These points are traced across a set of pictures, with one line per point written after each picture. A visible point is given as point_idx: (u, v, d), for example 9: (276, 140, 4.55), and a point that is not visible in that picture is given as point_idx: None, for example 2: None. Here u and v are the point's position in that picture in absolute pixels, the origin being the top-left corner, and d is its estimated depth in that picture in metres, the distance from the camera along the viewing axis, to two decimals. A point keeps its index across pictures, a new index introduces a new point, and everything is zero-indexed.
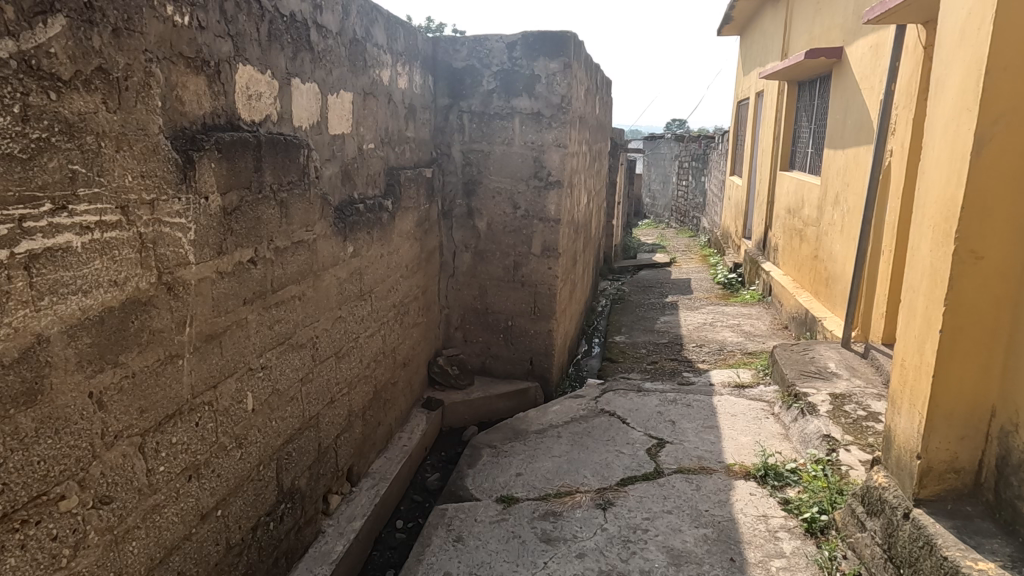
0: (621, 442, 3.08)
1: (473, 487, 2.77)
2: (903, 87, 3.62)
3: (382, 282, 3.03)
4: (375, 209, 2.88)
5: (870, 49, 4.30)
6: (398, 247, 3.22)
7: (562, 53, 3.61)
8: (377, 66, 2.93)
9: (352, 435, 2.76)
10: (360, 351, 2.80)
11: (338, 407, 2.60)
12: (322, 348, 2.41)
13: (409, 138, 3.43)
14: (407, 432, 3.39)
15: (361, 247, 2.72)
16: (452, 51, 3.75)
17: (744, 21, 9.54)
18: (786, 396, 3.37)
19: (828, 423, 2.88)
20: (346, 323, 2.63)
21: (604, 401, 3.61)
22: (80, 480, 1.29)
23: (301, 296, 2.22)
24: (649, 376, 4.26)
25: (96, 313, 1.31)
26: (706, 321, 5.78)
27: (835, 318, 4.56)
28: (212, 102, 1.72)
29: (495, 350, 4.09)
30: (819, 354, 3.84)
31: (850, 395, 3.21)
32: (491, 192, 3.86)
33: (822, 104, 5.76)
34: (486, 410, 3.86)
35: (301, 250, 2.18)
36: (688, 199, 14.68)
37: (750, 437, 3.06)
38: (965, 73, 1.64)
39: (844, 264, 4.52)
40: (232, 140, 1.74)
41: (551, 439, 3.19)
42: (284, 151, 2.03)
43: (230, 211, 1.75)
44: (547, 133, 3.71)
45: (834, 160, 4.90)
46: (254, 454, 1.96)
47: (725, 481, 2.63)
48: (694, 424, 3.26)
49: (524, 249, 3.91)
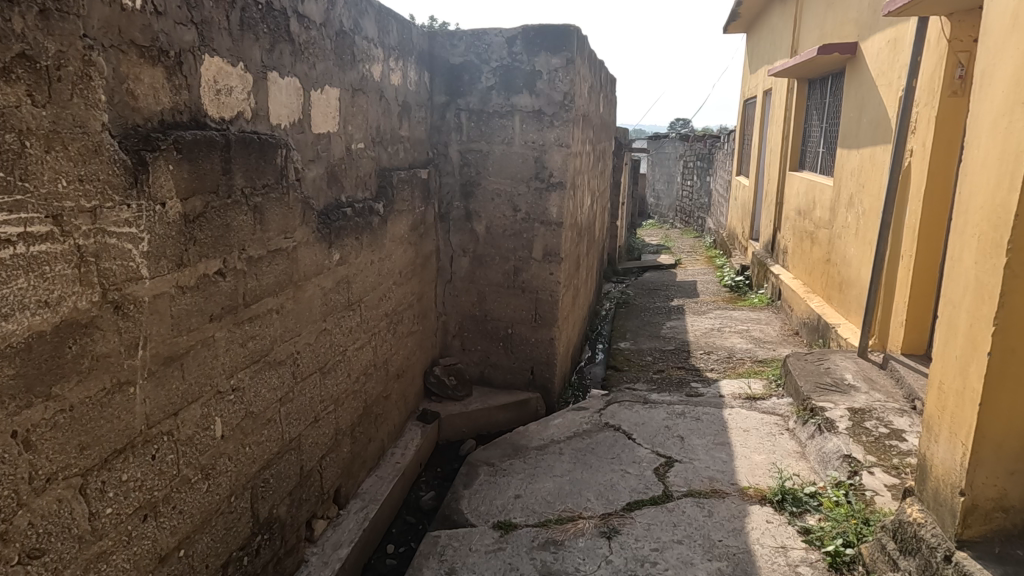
0: (627, 461, 2.89)
1: (469, 511, 2.59)
2: (925, 84, 3.44)
3: (373, 291, 2.85)
4: (365, 213, 2.70)
5: (887, 44, 4.11)
6: (390, 252, 3.04)
7: (565, 47, 3.43)
8: (368, 61, 2.75)
9: (339, 455, 2.59)
10: (349, 365, 2.62)
11: (324, 427, 2.42)
12: (305, 365, 2.24)
13: (404, 137, 3.25)
14: (400, 448, 3.21)
15: (349, 254, 2.54)
16: (450, 46, 3.57)
17: (751, 18, 9.33)
18: (801, 411, 3.18)
19: (849, 442, 2.70)
20: (333, 335, 2.45)
21: (609, 414, 3.43)
22: (2, 534, 1.11)
23: (280, 309, 2.04)
24: (656, 386, 4.07)
25: (21, 339, 1.13)
26: (714, 327, 5.59)
27: (849, 325, 4.37)
28: (171, 97, 1.54)
29: (494, 359, 3.91)
30: (835, 365, 3.65)
31: (870, 410, 3.02)
32: (489, 194, 3.68)
33: (834, 102, 5.56)
34: (484, 423, 3.68)
35: (279, 258, 2.00)
36: (693, 199, 14.47)
37: (765, 456, 2.88)
38: (1017, 62, 1.45)
39: (859, 268, 4.33)
40: (195, 139, 1.56)
41: (553, 457, 3.00)
42: (258, 151, 1.85)
43: (193, 218, 1.57)
44: (549, 131, 3.52)
45: (847, 160, 4.70)
46: (225, 485, 1.79)
47: (739, 506, 2.44)
48: (704, 441, 3.07)
49: (525, 253, 3.72)
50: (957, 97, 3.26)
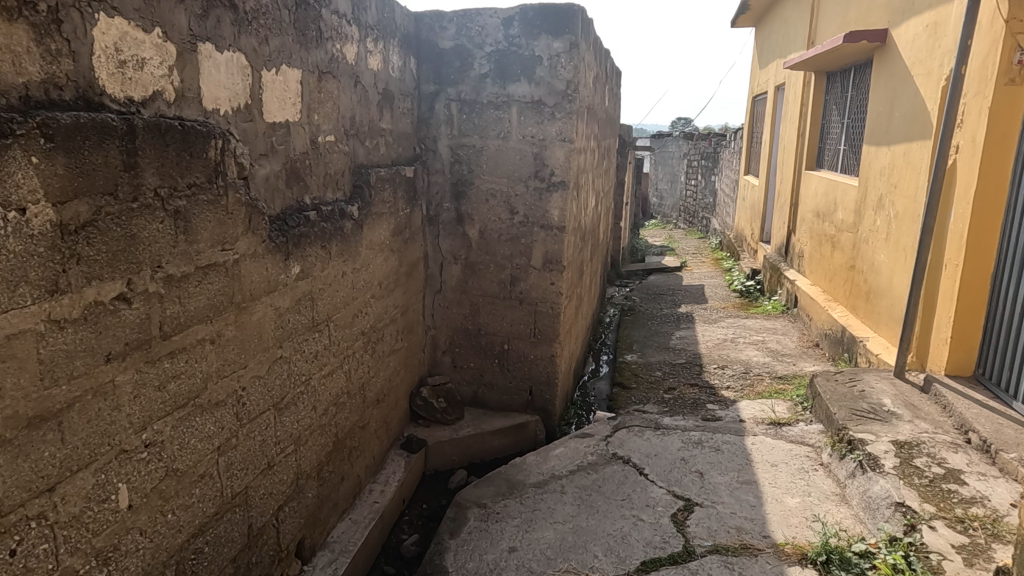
0: (639, 504, 2.51)
1: (456, 571, 2.22)
2: (975, 71, 3.04)
3: (345, 308, 2.45)
4: (334, 217, 2.31)
5: (925, 28, 3.71)
6: (367, 261, 2.64)
7: (568, 29, 3.03)
8: (338, 40, 2.36)
9: (302, 502, 2.20)
10: (313, 397, 2.23)
11: (281, 473, 2.03)
12: (253, 403, 1.84)
13: (385, 130, 2.85)
14: (380, 484, 2.82)
15: (313, 266, 2.15)
16: (438, 29, 3.17)
17: (761, 10, 8.94)
18: (837, 443, 2.79)
19: (899, 485, 2.32)
20: (292, 364, 2.06)
21: (616, 443, 3.03)
22: None
23: (215, 338, 1.64)
24: (668, 407, 3.67)
25: None
26: (727, 337, 5.18)
27: (879, 339, 3.98)
28: (43, 66, 1.15)
29: (489, 378, 3.52)
30: (870, 387, 3.24)
31: (918, 444, 2.64)
32: (483, 194, 3.29)
33: (858, 96, 5.16)
34: (476, 451, 3.30)
35: (213, 276, 1.61)
36: (699, 199, 14.08)
37: (800, 499, 2.48)
38: None
39: (890, 278, 3.94)
40: (78, 124, 1.18)
41: (553, 498, 2.61)
42: (181, 142, 1.45)
43: (77, 228, 1.19)
44: (550, 124, 3.13)
45: (875, 159, 4.31)
46: (135, 568, 1.40)
47: (775, 568, 2.06)
48: (726, 478, 2.68)
49: (522, 261, 3.33)
50: (1015, 85, 2.86)
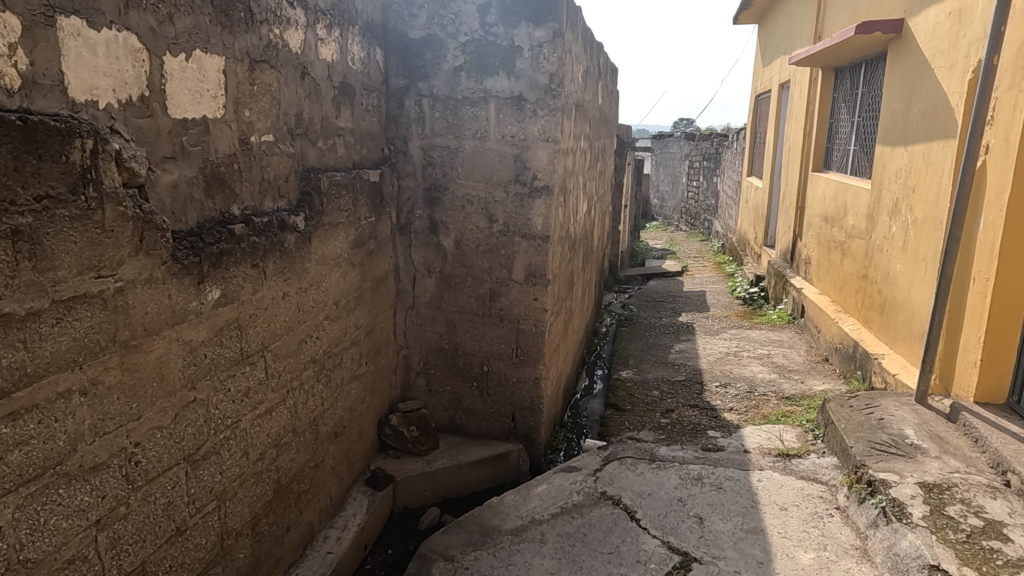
0: (630, 560, 2.18)
1: None
2: (1010, 61, 2.70)
3: (286, 335, 2.11)
4: (271, 230, 1.97)
5: (949, 17, 3.37)
6: (317, 278, 2.31)
7: (552, 16, 2.70)
8: (279, 24, 2.02)
9: (229, 566, 1.87)
10: (243, 442, 1.89)
11: (197, 537, 1.71)
12: (153, 460, 1.52)
13: (344, 129, 2.52)
14: (336, 530, 2.50)
15: (238, 290, 1.81)
16: (408, 17, 2.84)
17: (765, 6, 8.60)
18: (855, 484, 2.44)
19: (931, 540, 1.99)
20: (210, 406, 1.73)
21: (606, 480, 2.69)
22: None
23: (91, 387, 1.32)
24: (665, 434, 3.33)
25: None
26: (729, 351, 4.83)
27: (895, 357, 3.64)
28: None
29: (467, 403, 3.18)
30: (890, 415, 2.89)
31: (949, 486, 2.30)
32: (459, 201, 2.96)
33: (870, 92, 4.82)
34: (450, 486, 2.97)
35: (82, 312, 1.28)
36: (699, 200, 13.73)
37: (814, 555, 2.15)
38: None
39: (908, 290, 3.60)
40: None
41: (531, 549, 2.28)
42: (22, 140, 1.12)
43: None
44: (531, 122, 2.80)
45: (890, 160, 3.97)
46: None
47: None
48: (729, 525, 2.34)
49: (502, 274, 3.00)
50: None
